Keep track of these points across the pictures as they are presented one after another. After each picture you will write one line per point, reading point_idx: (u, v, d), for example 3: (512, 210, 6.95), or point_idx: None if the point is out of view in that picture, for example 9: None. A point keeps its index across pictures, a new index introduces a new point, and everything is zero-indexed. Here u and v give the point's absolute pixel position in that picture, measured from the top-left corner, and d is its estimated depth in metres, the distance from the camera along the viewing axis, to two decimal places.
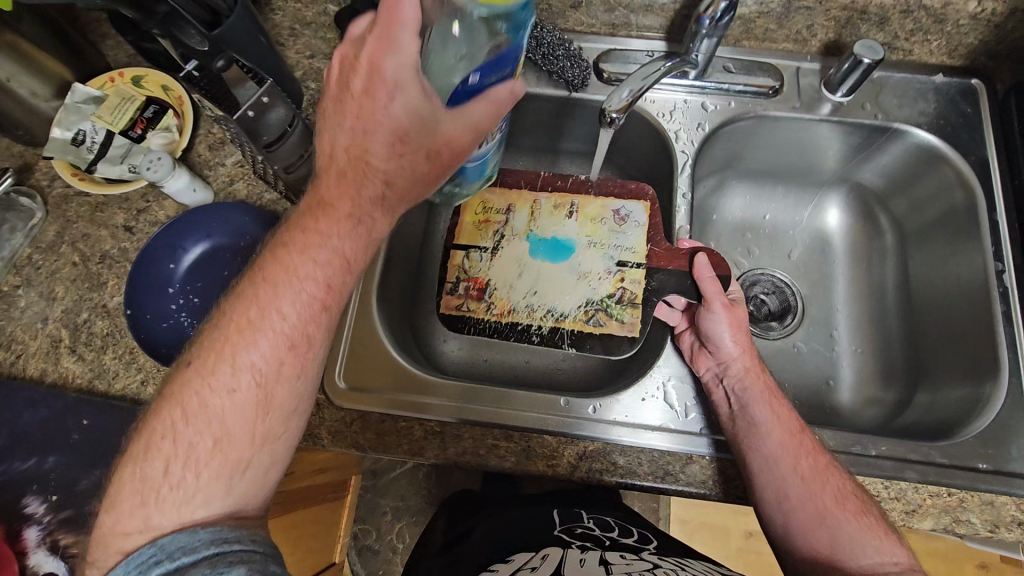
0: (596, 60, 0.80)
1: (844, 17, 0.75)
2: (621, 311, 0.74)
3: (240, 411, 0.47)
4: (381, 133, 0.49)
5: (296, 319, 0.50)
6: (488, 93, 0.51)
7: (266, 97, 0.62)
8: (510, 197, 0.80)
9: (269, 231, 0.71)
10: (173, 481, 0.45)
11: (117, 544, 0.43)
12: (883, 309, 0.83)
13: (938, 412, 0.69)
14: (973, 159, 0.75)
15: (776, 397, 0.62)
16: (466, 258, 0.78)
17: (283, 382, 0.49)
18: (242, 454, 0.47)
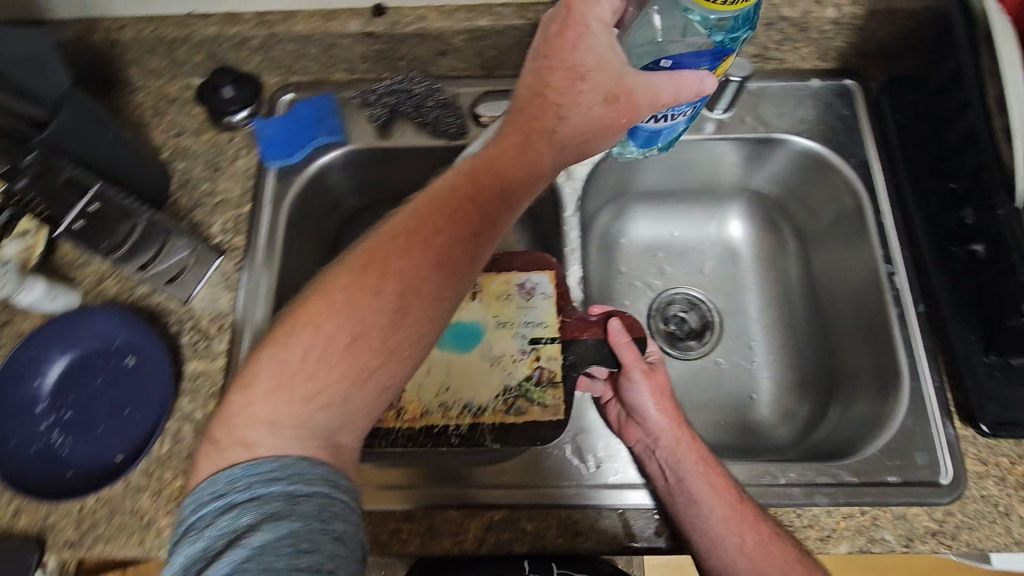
0: (473, 104, 0.77)
1: None
2: (542, 394, 0.68)
3: (381, 318, 0.45)
4: (563, 66, 0.51)
5: (460, 229, 0.49)
6: (678, 74, 0.52)
7: (92, 206, 0.61)
8: None
9: (139, 330, 0.66)
10: (307, 371, 0.44)
11: (240, 431, 0.43)
12: (795, 317, 0.82)
13: (850, 425, 0.69)
14: (854, 160, 0.74)
15: (710, 464, 0.60)
16: None
17: (419, 307, 0.46)
18: (363, 367, 0.45)
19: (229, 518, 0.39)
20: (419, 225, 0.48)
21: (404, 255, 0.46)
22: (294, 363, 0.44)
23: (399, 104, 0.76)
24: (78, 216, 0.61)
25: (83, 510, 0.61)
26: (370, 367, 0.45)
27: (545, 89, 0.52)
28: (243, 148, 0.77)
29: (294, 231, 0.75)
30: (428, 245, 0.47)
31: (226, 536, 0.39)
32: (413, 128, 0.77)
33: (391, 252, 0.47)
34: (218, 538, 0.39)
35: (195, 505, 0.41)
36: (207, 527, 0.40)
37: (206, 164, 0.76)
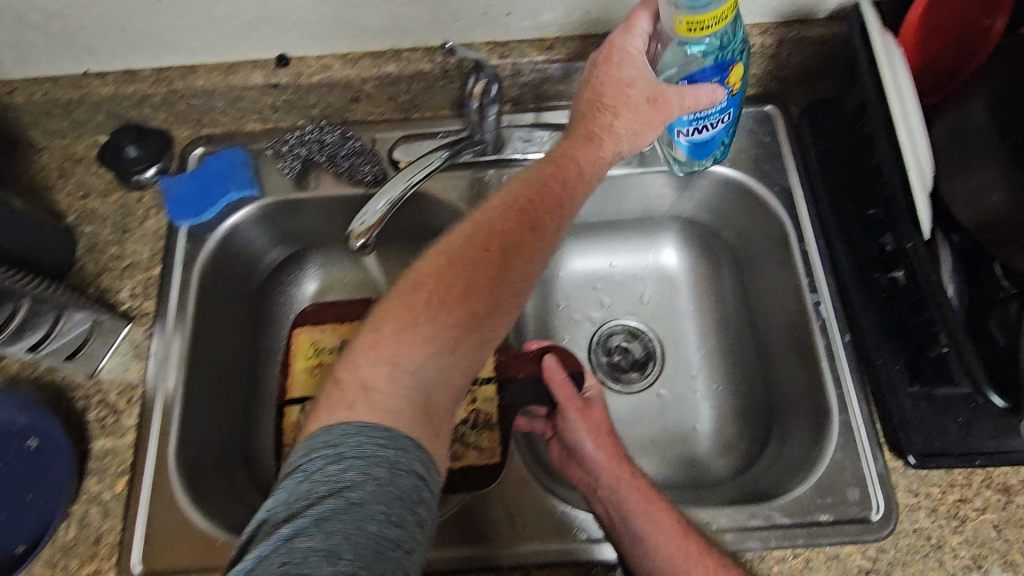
0: (389, 149, 0.75)
1: None
2: (477, 437, 0.70)
3: (497, 275, 0.53)
4: (611, 83, 0.62)
5: (534, 211, 0.57)
6: (696, 86, 0.60)
7: None
8: (341, 331, 0.78)
9: (35, 412, 0.62)
10: (420, 323, 0.49)
11: (357, 384, 0.46)
12: (733, 345, 0.81)
13: (786, 461, 0.67)
14: (777, 188, 0.74)
15: (653, 500, 0.58)
16: (302, 412, 0.73)
17: (513, 270, 0.54)
18: (464, 323, 0.50)
19: (338, 467, 0.42)
20: (500, 214, 0.56)
21: (499, 239, 0.54)
22: (411, 319, 0.49)
23: (312, 155, 0.73)
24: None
25: None
26: (477, 315, 0.51)
27: (599, 98, 0.62)
28: (153, 207, 0.74)
29: (209, 290, 0.72)
30: (506, 229, 0.55)
31: (331, 484, 0.41)
32: (331, 179, 0.74)
33: (482, 235, 0.55)
34: (324, 483, 0.41)
35: (310, 448, 0.44)
36: (316, 467, 0.42)
37: (114, 226, 0.73)
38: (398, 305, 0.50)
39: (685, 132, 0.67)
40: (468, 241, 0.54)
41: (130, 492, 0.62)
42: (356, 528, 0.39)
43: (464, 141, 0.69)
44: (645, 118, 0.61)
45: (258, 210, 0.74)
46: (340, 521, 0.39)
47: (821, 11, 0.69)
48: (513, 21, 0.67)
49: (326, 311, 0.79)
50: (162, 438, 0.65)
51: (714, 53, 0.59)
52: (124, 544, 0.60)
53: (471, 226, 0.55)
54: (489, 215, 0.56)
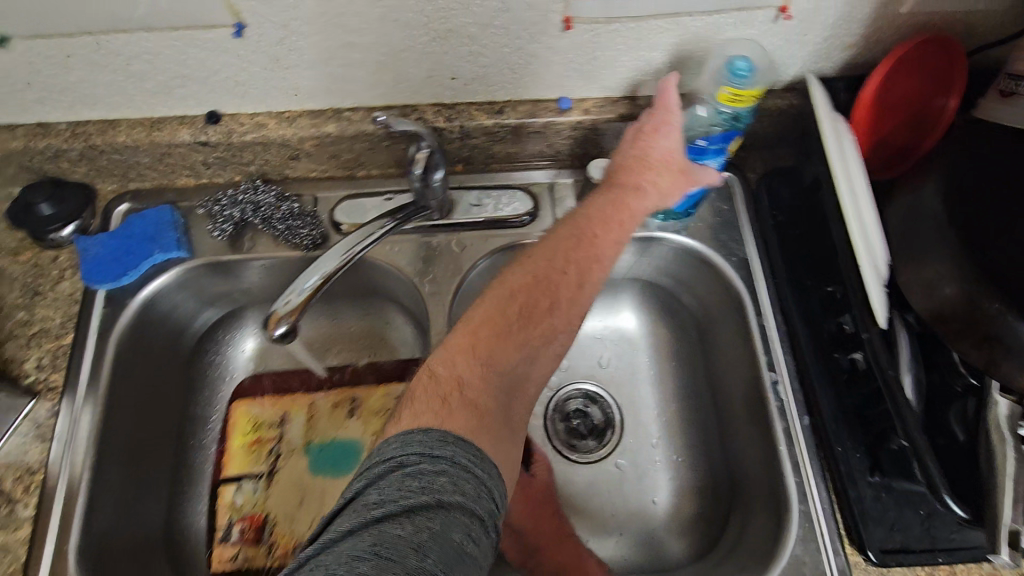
0: (330, 212, 0.72)
1: (575, 135, 0.70)
2: None
3: (575, 291, 0.56)
4: (658, 144, 0.60)
5: (605, 239, 0.58)
6: (703, 168, 0.62)
7: None
8: (284, 405, 0.74)
9: None
10: (513, 326, 0.53)
11: (450, 382, 0.49)
12: (692, 415, 0.78)
13: (744, 550, 0.64)
14: (733, 258, 0.72)
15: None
16: (238, 492, 0.69)
17: (585, 289, 0.56)
18: (543, 335, 0.54)
19: (431, 470, 0.42)
20: (570, 247, 0.57)
21: (571, 264, 0.56)
22: (503, 329, 0.52)
23: (246, 215, 0.70)
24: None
25: None
26: (553, 327, 0.54)
27: (643, 160, 0.61)
28: (69, 269, 0.69)
29: (132, 358, 0.67)
30: (572, 260, 0.56)
31: (423, 484, 0.41)
32: (263, 235, 0.71)
33: (558, 259, 0.56)
34: (416, 481, 0.41)
35: (406, 442, 0.44)
36: (410, 462, 0.43)
37: (26, 289, 0.68)
38: (485, 315, 0.53)
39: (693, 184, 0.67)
40: (548, 261, 0.56)
41: None
42: (445, 529, 0.39)
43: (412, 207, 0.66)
44: (671, 183, 0.61)
45: (190, 270, 0.70)
46: (433, 521, 0.39)
47: (777, 82, 0.68)
48: (457, 84, 0.66)
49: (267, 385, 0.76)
50: (62, 527, 0.58)
51: (729, 123, 0.62)
52: None
53: (549, 247, 0.57)
54: (567, 231, 0.58)
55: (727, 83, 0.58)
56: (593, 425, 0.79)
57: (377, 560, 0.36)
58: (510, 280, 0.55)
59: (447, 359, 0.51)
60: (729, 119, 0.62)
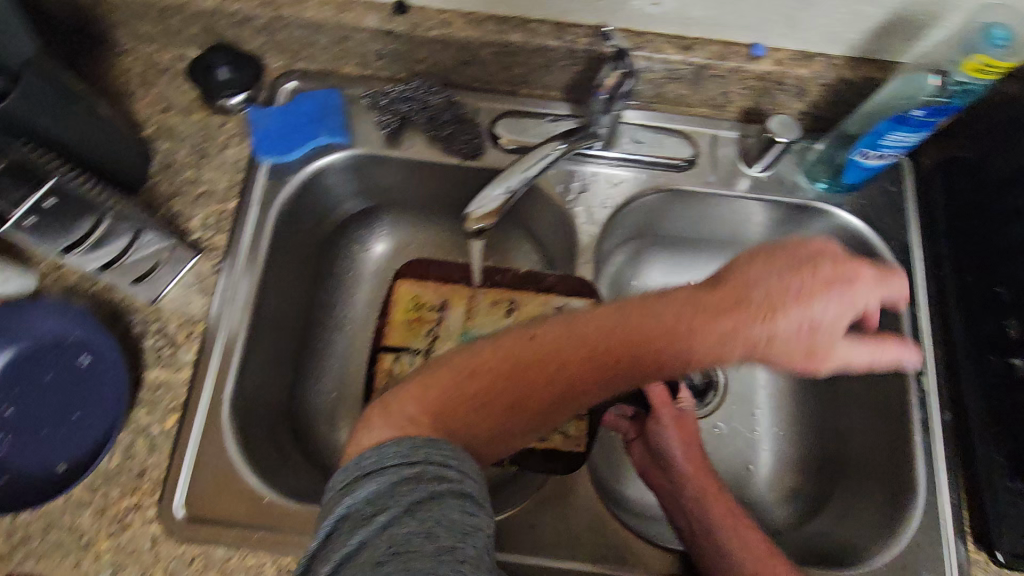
0: (490, 122, 0.71)
1: (759, 87, 0.67)
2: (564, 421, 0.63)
3: (601, 368, 0.48)
4: (795, 283, 0.49)
5: (697, 343, 0.49)
6: (851, 297, 0.51)
7: (49, 201, 0.51)
8: (446, 291, 0.70)
9: (96, 334, 0.60)
10: (529, 373, 0.48)
11: (453, 411, 0.46)
12: (804, 392, 0.76)
13: (850, 527, 0.64)
14: (894, 244, 0.69)
15: (734, 515, 0.60)
16: (396, 362, 0.66)
17: (616, 374, 0.49)
18: (544, 395, 0.48)
19: (410, 473, 0.42)
20: (666, 305, 0.50)
21: (648, 328, 0.49)
22: (504, 372, 0.48)
23: (412, 114, 0.70)
24: (29, 211, 0.50)
25: (15, 521, 0.56)
26: (558, 397, 0.48)
27: (736, 304, 0.49)
28: (235, 137, 0.70)
29: (284, 236, 0.69)
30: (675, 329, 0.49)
31: (413, 488, 0.40)
32: (421, 137, 0.70)
33: (628, 315, 0.50)
34: (411, 487, 0.41)
35: (381, 457, 0.43)
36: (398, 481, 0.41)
37: (193, 149, 0.68)
38: (527, 348, 0.48)
39: (871, 157, 0.63)
40: (618, 315, 0.50)
41: (180, 431, 0.60)
42: (447, 512, 0.39)
43: (581, 134, 0.63)
44: (793, 340, 0.49)
45: (349, 159, 0.70)
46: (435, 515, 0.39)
47: None
48: (652, 10, 0.63)
49: (427, 265, 0.71)
50: (219, 380, 0.62)
51: (958, 96, 0.56)
52: (169, 479, 0.58)
53: (635, 304, 0.50)
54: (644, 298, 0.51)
55: (978, 51, 0.52)
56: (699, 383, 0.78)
57: (397, 560, 0.37)
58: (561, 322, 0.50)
59: (457, 374, 0.48)
60: (953, 91, 0.56)
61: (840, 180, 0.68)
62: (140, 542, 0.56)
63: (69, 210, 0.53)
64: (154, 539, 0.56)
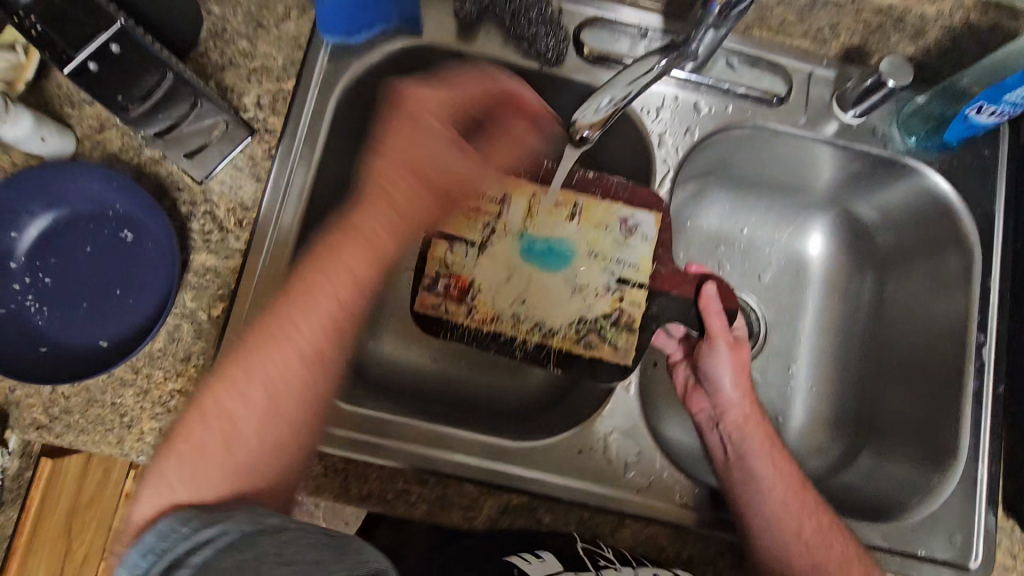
0: (577, 28, 0.64)
1: (876, 23, 0.62)
2: (615, 334, 0.66)
3: (282, 319, 0.48)
4: (401, 159, 0.53)
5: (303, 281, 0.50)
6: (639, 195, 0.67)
7: (114, 47, 0.47)
8: (506, 185, 0.68)
9: (143, 207, 0.56)
10: (299, 313, 0.48)
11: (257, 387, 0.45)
12: (846, 351, 0.76)
13: (879, 482, 0.67)
14: (976, 212, 0.67)
15: (774, 444, 0.62)
16: (450, 251, 0.67)
17: (284, 322, 0.48)
18: (290, 336, 0.48)
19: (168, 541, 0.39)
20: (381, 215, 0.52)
21: (349, 257, 0.51)
22: (305, 297, 0.49)
23: (495, 8, 0.62)
24: (92, 56, 0.46)
25: (55, 393, 0.54)
26: (267, 340, 0.47)
27: (383, 173, 0.53)
28: (295, 8, 0.62)
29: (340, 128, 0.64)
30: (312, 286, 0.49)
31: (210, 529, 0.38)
32: (499, 36, 0.64)
33: (366, 222, 0.52)
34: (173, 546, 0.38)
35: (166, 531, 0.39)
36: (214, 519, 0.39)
37: (248, 16, 0.61)
38: (271, 357, 0.47)
39: (986, 112, 0.60)
40: (397, 134, 0.53)
41: (227, 321, 0.57)
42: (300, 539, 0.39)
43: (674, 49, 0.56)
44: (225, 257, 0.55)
45: (419, 51, 0.64)
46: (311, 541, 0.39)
47: None
48: None
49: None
50: (270, 273, 0.58)
51: None
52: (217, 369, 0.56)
53: (396, 127, 0.53)
54: (382, 165, 0.53)
55: None
56: None
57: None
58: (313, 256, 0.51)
59: (235, 397, 0.45)
60: None
61: (940, 137, 0.65)
62: None
63: (126, 69, 0.49)
64: None
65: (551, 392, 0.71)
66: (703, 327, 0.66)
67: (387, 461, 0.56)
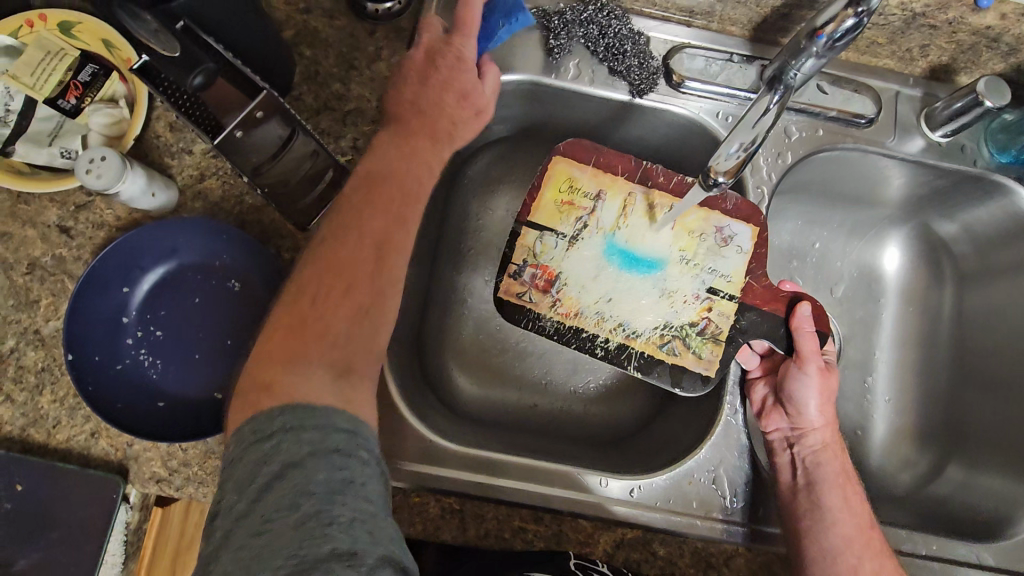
0: (665, 58, 0.64)
1: (969, 42, 0.61)
2: (700, 344, 0.61)
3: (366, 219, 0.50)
4: (459, 78, 0.57)
5: (382, 188, 0.52)
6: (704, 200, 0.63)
7: (259, 112, 0.50)
8: (604, 181, 0.63)
9: (250, 257, 0.56)
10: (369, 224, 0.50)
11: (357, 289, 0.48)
12: (928, 364, 0.76)
13: (975, 497, 0.67)
14: None
15: (849, 480, 0.57)
16: (539, 241, 0.62)
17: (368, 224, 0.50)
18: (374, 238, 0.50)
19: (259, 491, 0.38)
20: (422, 143, 0.55)
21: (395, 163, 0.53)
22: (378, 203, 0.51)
23: (587, 39, 0.62)
24: (239, 125, 0.49)
25: (172, 445, 0.54)
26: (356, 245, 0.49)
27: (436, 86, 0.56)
28: (386, 48, 0.62)
29: None
30: (392, 209, 0.51)
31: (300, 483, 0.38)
32: (590, 67, 0.63)
33: (419, 120, 0.56)
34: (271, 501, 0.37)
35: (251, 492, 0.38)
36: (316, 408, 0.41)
37: (340, 60, 0.61)
38: (338, 249, 0.48)
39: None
40: (396, 86, 0.57)
41: None
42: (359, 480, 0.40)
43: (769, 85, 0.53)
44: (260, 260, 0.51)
45: (513, 85, 0.64)
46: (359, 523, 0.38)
47: None
48: None
49: (590, 146, 0.64)
50: None
51: None
52: None
53: (397, 72, 0.57)
54: (400, 98, 0.56)
55: None
56: None
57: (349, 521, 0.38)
58: (381, 157, 0.54)
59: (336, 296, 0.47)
60: None
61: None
62: None
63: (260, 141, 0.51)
64: None
65: (643, 417, 0.71)
66: (791, 344, 0.60)
67: (504, 502, 0.57)
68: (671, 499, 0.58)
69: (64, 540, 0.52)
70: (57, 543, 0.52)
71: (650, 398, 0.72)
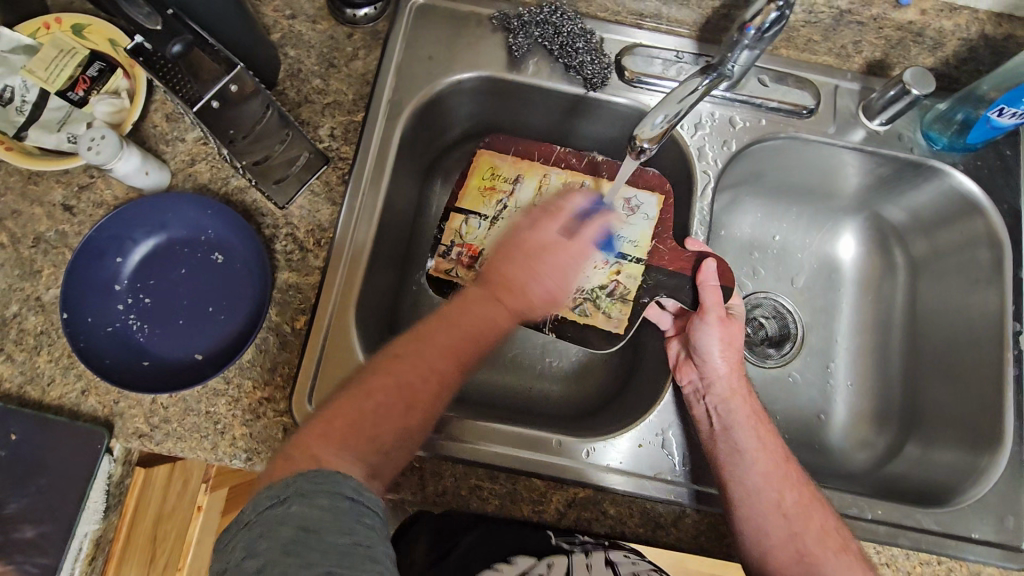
0: (618, 56, 0.70)
1: (897, 37, 0.67)
2: (609, 305, 0.70)
3: (461, 328, 0.54)
4: (551, 233, 0.61)
5: (469, 329, 0.54)
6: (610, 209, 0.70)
7: (234, 87, 0.55)
8: (522, 166, 0.74)
9: (229, 229, 0.62)
10: (439, 326, 0.54)
11: (422, 370, 0.51)
12: (887, 346, 0.78)
13: (929, 472, 0.68)
14: (1004, 207, 0.70)
15: (758, 419, 0.62)
16: (465, 224, 0.72)
17: (450, 327, 0.54)
18: (441, 371, 0.52)
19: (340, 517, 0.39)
20: (491, 305, 0.56)
21: (470, 325, 0.55)
22: (455, 350, 0.53)
23: (544, 39, 0.69)
24: (215, 96, 0.55)
25: (154, 403, 0.59)
26: (452, 355, 0.53)
27: (528, 241, 0.60)
28: (363, 49, 0.69)
29: (400, 154, 0.69)
30: (445, 373, 0.52)
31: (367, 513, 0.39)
32: (548, 64, 0.70)
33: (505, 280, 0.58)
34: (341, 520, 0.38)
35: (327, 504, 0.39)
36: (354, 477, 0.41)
37: (321, 59, 0.68)
38: (407, 369, 0.51)
39: (1007, 115, 0.64)
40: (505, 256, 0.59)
41: (309, 331, 0.61)
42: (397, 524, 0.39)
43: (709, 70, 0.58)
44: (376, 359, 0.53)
45: (479, 81, 0.71)
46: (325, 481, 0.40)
47: None
48: None
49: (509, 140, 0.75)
50: (347, 288, 0.63)
51: None
52: (297, 381, 0.60)
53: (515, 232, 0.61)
54: (497, 270, 0.59)
55: None
56: (776, 333, 0.80)
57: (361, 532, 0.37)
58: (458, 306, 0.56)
59: (406, 376, 0.50)
60: None
61: (964, 139, 0.68)
62: (272, 433, 0.59)
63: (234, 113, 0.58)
64: (286, 431, 0.59)
65: (605, 395, 0.74)
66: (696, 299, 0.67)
67: (462, 462, 0.59)
68: (622, 460, 0.61)
69: (52, 486, 0.56)
70: (46, 490, 0.56)
71: (613, 376, 0.75)
